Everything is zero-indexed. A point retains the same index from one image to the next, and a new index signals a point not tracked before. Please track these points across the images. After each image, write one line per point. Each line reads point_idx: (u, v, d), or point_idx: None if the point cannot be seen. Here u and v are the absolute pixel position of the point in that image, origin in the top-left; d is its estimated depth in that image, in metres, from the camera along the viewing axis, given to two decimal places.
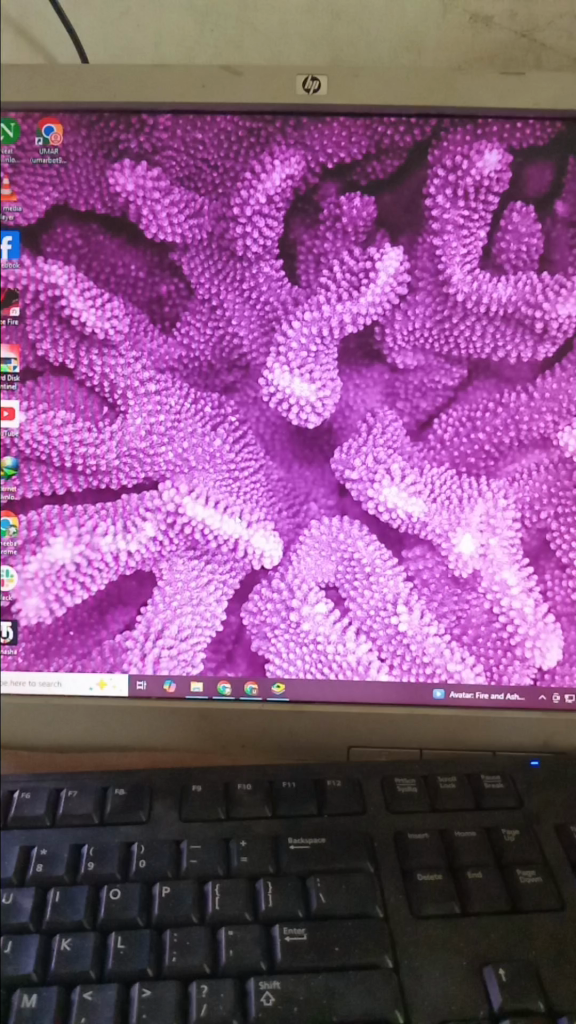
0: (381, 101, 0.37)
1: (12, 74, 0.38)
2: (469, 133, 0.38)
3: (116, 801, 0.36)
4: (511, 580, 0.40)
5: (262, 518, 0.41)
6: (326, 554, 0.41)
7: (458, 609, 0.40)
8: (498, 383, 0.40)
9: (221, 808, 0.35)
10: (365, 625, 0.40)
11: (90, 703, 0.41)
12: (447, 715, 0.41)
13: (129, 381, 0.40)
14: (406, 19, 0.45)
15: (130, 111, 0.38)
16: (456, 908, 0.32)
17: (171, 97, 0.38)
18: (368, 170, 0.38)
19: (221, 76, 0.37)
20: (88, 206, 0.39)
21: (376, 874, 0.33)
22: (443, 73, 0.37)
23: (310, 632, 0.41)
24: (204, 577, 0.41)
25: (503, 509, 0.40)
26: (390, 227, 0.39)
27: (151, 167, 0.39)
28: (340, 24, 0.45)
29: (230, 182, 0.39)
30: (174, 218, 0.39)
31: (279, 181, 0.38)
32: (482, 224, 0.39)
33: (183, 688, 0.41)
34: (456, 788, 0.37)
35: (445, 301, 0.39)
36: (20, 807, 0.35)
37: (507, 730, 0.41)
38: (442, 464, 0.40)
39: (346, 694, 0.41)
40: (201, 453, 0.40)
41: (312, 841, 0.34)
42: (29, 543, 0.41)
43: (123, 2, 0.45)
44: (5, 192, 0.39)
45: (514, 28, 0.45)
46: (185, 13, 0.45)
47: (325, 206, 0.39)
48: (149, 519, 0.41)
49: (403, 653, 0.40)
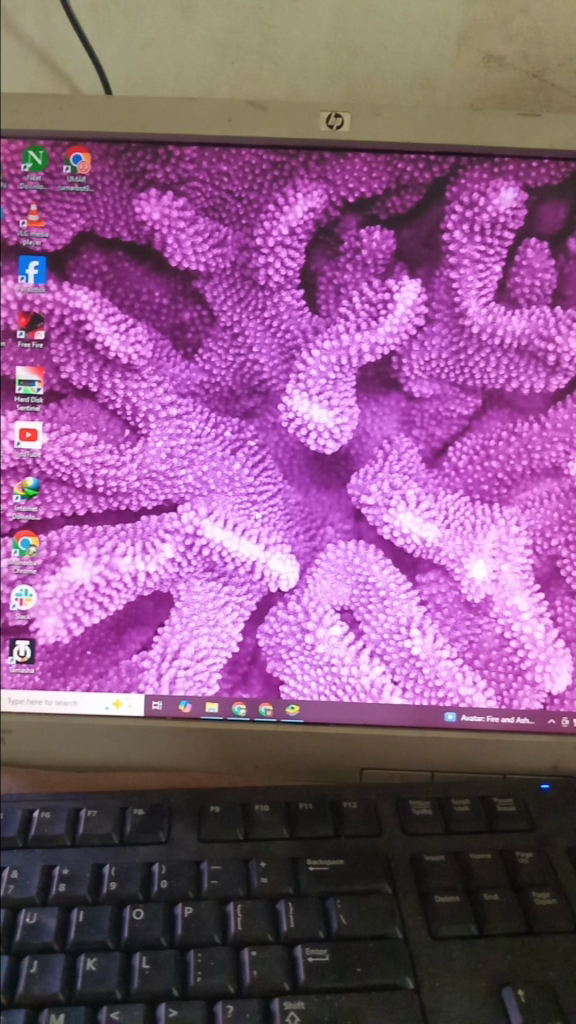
0: (403, 138, 0.38)
1: (43, 104, 0.39)
2: (486, 171, 0.39)
3: (135, 822, 0.36)
4: (523, 605, 0.41)
5: (280, 541, 0.41)
6: (342, 577, 0.41)
7: (470, 633, 0.41)
8: (511, 413, 0.40)
9: (239, 829, 0.36)
10: (379, 647, 0.41)
11: (105, 724, 0.41)
12: (459, 738, 0.41)
13: (151, 405, 0.41)
14: (422, 57, 0.46)
15: (157, 143, 0.39)
16: (473, 930, 0.32)
17: (199, 130, 0.39)
18: (388, 204, 0.39)
19: (248, 110, 0.38)
20: (114, 234, 0.40)
21: (394, 896, 0.34)
22: (462, 114, 0.38)
23: (325, 655, 0.41)
24: (221, 599, 0.41)
25: (515, 536, 0.41)
26: (408, 260, 0.40)
27: (176, 197, 0.39)
28: (358, 61, 0.46)
29: (253, 213, 0.39)
30: (198, 247, 0.40)
31: (302, 213, 0.39)
32: (498, 259, 0.40)
33: (198, 709, 0.41)
34: (470, 810, 0.38)
35: (461, 332, 0.40)
36: (41, 827, 0.36)
37: (518, 753, 0.41)
38: (456, 491, 0.41)
39: (359, 716, 0.41)
40: (221, 477, 0.41)
41: (330, 861, 0.35)
42: (49, 562, 0.41)
43: (146, 33, 0.46)
44: (33, 218, 0.40)
45: (526, 69, 0.46)
46: (206, 47, 0.46)
47: (345, 239, 0.40)
48: (167, 541, 0.41)
49: (416, 676, 0.41)
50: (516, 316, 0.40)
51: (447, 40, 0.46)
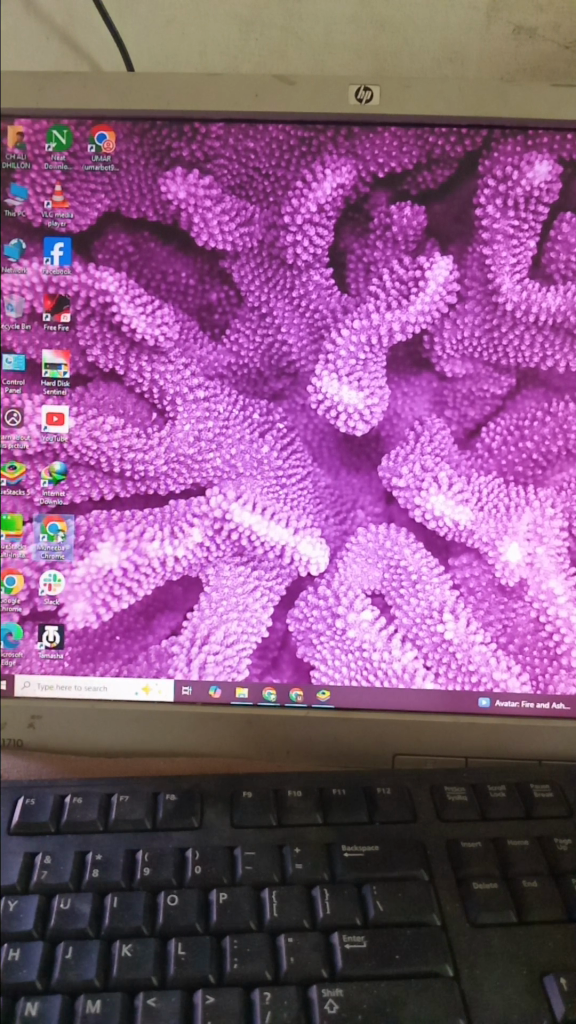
0: (435, 109, 0.37)
1: (66, 81, 0.38)
2: (520, 144, 0.38)
3: (168, 807, 0.36)
4: (557, 589, 0.40)
5: (309, 525, 0.41)
6: (373, 561, 0.41)
7: (504, 616, 0.40)
8: (546, 392, 0.40)
9: (273, 814, 0.36)
10: (411, 632, 0.40)
11: (135, 709, 0.41)
12: (493, 724, 0.41)
13: (178, 388, 0.40)
14: (450, 29, 0.45)
15: (183, 120, 0.38)
16: (513, 917, 0.32)
17: (224, 106, 0.38)
18: (419, 179, 0.38)
19: (275, 85, 0.37)
20: (139, 214, 0.39)
21: (431, 883, 0.33)
22: (495, 85, 0.37)
23: (357, 640, 0.41)
24: (251, 583, 0.41)
25: (550, 518, 0.40)
26: (440, 236, 0.39)
27: (202, 176, 0.39)
28: (385, 34, 0.45)
29: (281, 190, 0.39)
30: (225, 226, 0.39)
31: (330, 190, 0.39)
32: (532, 234, 0.39)
33: (228, 695, 0.41)
34: (506, 797, 0.37)
35: (495, 309, 0.39)
36: (72, 813, 0.36)
37: (553, 738, 0.41)
38: (490, 471, 0.40)
39: (392, 702, 0.41)
40: (249, 461, 0.40)
41: (366, 847, 0.35)
42: (77, 548, 0.41)
43: (169, 10, 0.46)
44: (58, 198, 0.39)
45: (557, 40, 0.45)
46: (230, 22, 0.46)
47: (375, 215, 0.39)
48: (196, 526, 0.41)
49: (449, 661, 0.40)
50: (551, 291, 0.39)
51: (476, 12, 0.45)
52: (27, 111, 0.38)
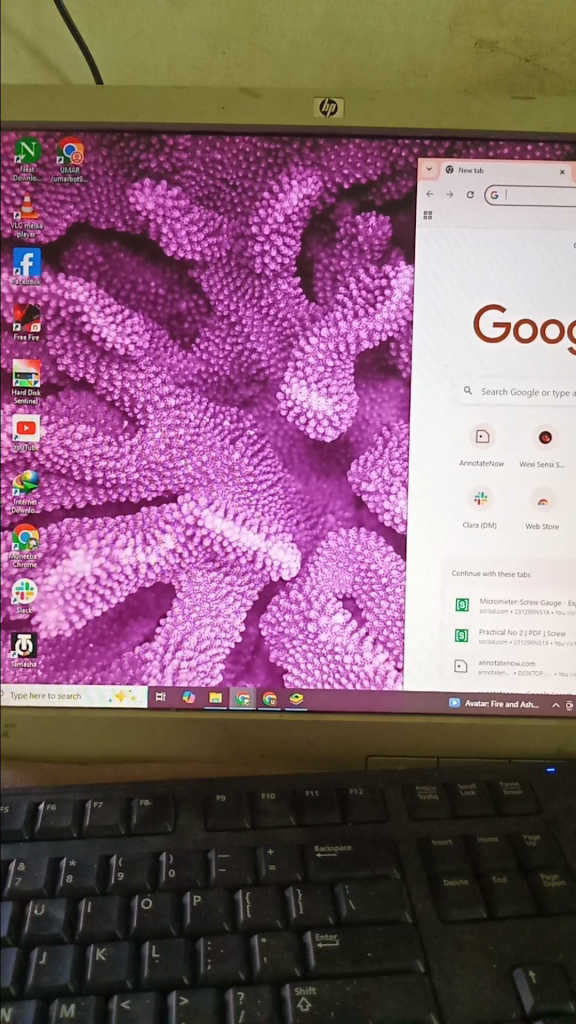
0: (398, 121, 0.38)
1: (34, 94, 0.38)
2: (481, 154, 0.39)
3: (142, 811, 0.37)
4: (526, 589, 0.40)
5: (279, 529, 0.41)
6: (345, 564, 0.41)
7: (474, 619, 0.41)
8: (513, 393, 0.40)
9: (247, 817, 0.36)
10: (383, 634, 0.41)
11: (108, 716, 0.41)
12: (464, 725, 0.41)
13: (149, 397, 0.41)
14: (414, 43, 0.46)
15: (150, 131, 0.39)
16: (482, 912, 0.32)
17: (191, 119, 0.38)
18: (384, 190, 0.39)
19: (241, 98, 0.38)
20: (108, 224, 0.40)
21: (402, 881, 0.34)
22: (456, 97, 0.38)
23: (329, 643, 0.41)
24: (222, 588, 0.41)
25: (519, 519, 0.40)
26: (405, 245, 0.39)
27: (170, 186, 0.39)
28: (350, 48, 0.46)
29: (248, 201, 0.39)
30: (193, 236, 0.40)
31: (297, 200, 0.39)
32: (492, 241, 0.39)
33: (202, 699, 0.41)
34: (476, 795, 0.38)
35: (460, 316, 0.39)
36: (47, 819, 0.36)
37: (524, 737, 0.41)
38: (457, 477, 0.40)
39: (365, 704, 0.41)
40: (219, 468, 0.41)
41: (338, 847, 0.35)
42: (50, 556, 0.41)
43: (137, 24, 0.46)
44: (27, 210, 0.39)
45: (518, 54, 0.46)
46: (197, 36, 0.46)
47: (341, 226, 0.39)
48: (168, 533, 0.41)
49: (420, 663, 0.41)
50: (514, 294, 0.39)
51: (439, 26, 0.46)
52: None
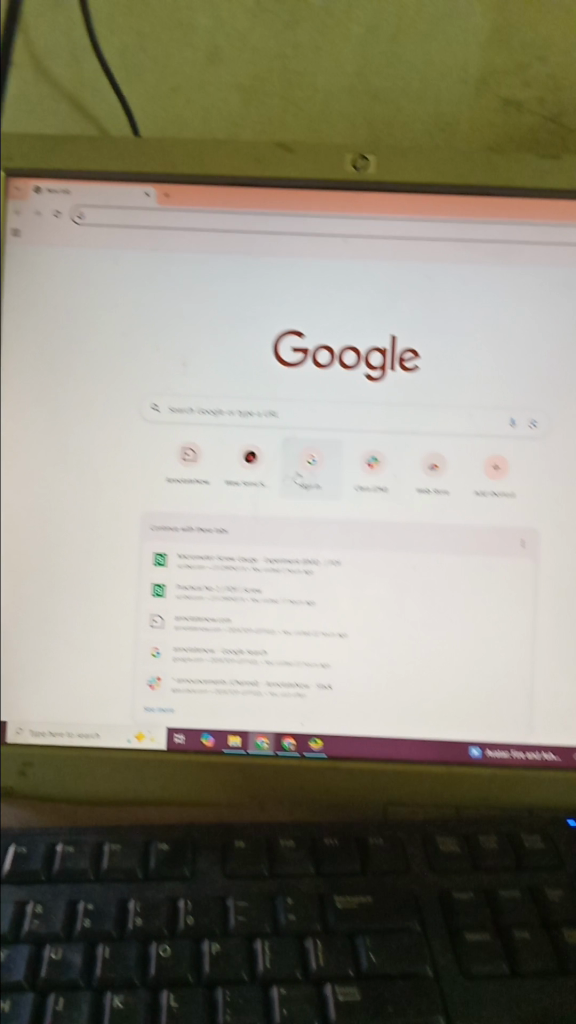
0: (428, 177, 0.39)
1: (75, 144, 0.40)
2: (507, 210, 0.40)
3: (160, 855, 0.36)
4: (551, 635, 0.40)
5: (303, 570, 0.40)
6: (370, 608, 0.40)
7: (498, 665, 0.40)
8: (539, 440, 0.40)
9: (265, 864, 0.36)
10: (406, 680, 0.40)
11: (126, 757, 0.41)
12: (485, 776, 0.40)
13: (176, 435, 0.40)
14: (441, 101, 0.47)
15: (187, 182, 0.40)
16: (505, 969, 0.32)
17: (227, 169, 0.39)
18: (412, 243, 0.40)
19: (276, 152, 0.39)
20: (143, 269, 0.40)
21: (423, 935, 0.34)
22: (484, 156, 0.39)
23: (349, 689, 0.40)
24: (241, 629, 0.40)
25: (544, 565, 0.40)
26: (432, 297, 0.40)
27: (204, 234, 0.40)
28: (379, 106, 0.48)
29: (280, 250, 0.40)
30: (225, 282, 0.40)
31: (328, 251, 0.40)
32: (517, 292, 0.40)
33: (221, 742, 0.41)
34: (497, 847, 0.38)
35: (484, 365, 0.40)
36: (64, 860, 0.36)
37: (546, 789, 0.40)
38: (482, 523, 0.40)
39: (386, 752, 0.40)
40: (242, 507, 0.40)
41: (359, 899, 0.35)
42: (72, 593, 0.41)
43: (174, 79, 0.48)
44: (64, 254, 0.40)
45: (543, 113, 0.47)
46: (232, 92, 0.48)
47: (370, 276, 0.40)
48: (191, 571, 0.40)
49: (442, 711, 0.40)
50: (540, 343, 0.40)
51: (466, 86, 0.47)
52: (36, 170, 0.40)
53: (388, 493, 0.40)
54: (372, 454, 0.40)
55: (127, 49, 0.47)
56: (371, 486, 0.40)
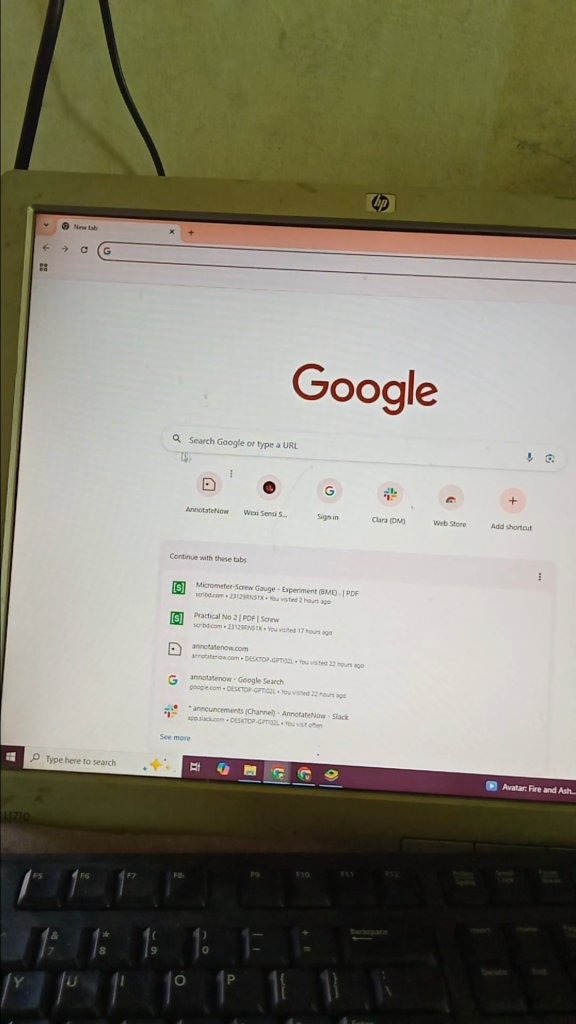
0: (446, 217, 0.40)
1: (104, 182, 0.41)
2: (524, 250, 0.41)
3: (175, 884, 0.36)
4: (568, 668, 0.40)
5: (320, 600, 0.41)
6: (386, 638, 0.40)
7: (514, 698, 0.40)
8: (555, 474, 0.40)
9: (280, 896, 0.36)
10: (422, 711, 0.40)
11: (142, 785, 0.41)
12: (501, 810, 0.40)
13: (197, 466, 0.41)
14: (459, 142, 0.48)
15: (211, 220, 0.41)
16: (522, 1005, 0.32)
17: (250, 209, 0.41)
18: (430, 281, 0.41)
19: (298, 192, 0.40)
20: (167, 304, 0.41)
21: (440, 970, 0.34)
22: (502, 197, 0.40)
23: (365, 720, 0.40)
24: (259, 658, 0.41)
25: (560, 598, 0.40)
26: (449, 332, 0.41)
27: (228, 270, 0.41)
28: (398, 147, 0.49)
29: (300, 286, 0.41)
30: (246, 316, 0.41)
31: (347, 287, 0.41)
32: (533, 329, 0.41)
33: (237, 772, 0.41)
34: (514, 882, 0.37)
35: (501, 400, 0.41)
36: (81, 887, 0.36)
37: (563, 824, 0.40)
38: (499, 555, 0.40)
39: (402, 784, 0.40)
40: (261, 537, 0.41)
41: (374, 932, 0.35)
42: (92, 620, 0.41)
43: (199, 120, 0.49)
44: (90, 288, 0.41)
45: (559, 155, 0.48)
46: (254, 133, 0.49)
47: (389, 312, 0.41)
48: (209, 599, 0.41)
49: (458, 743, 0.40)
50: (556, 379, 0.40)
51: (483, 129, 0.48)
52: (65, 208, 0.41)
53: (405, 524, 0.41)
54: (390, 486, 0.41)
55: (153, 92, 0.49)
56: (389, 517, 0.41)
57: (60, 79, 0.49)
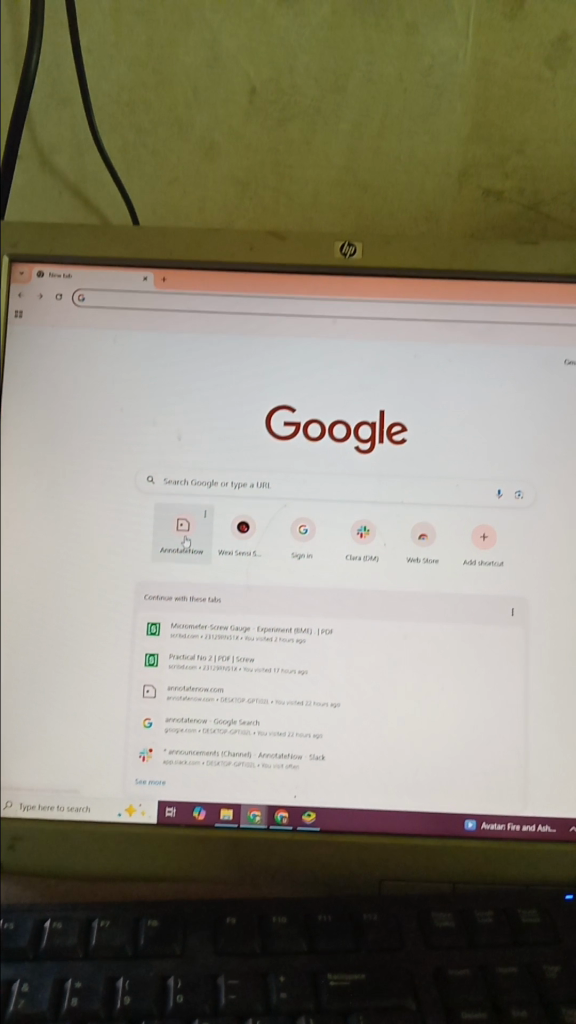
0: (412, 261, 0.41)
1: (78, 231, 0.42)
2: (488, 292, 0.42)
3: (150, 932, 0.36)
4: (542, 704, 0.40)
5: (295, 639, 0.41)
6: (362, 677, 0.40)
7: (491, 734, 0.40)
8: (525, 509, 0.41)
9: (257, 941, 0.35)
10: (399, 750, 0.40)
11: (117, 831, 0.40)
12: (480, 850, 0.40)
13: (171, 507, 0.41)
14: (426, 191, 0.50)
15: (183, 266, 0.42)
16: None
17: (222, 255, 0.42)
18: (399, 323, 0.42)
19: (268, 239, 0.42)
20: (141, 349, 0.42)
21: (419, 1013, 0.33)
22: (465, 243, 0.41)
23: (342, 760, 0.40)
24: (234, 700, 0.40)
25: (533, 632, 0.40)
26: (419, 373, 0.42)
27: (200, 315, 0.42)
28: (367, 196, 0.50)
29: (271, 330, 0.42)
30: (219, 359, 0.42)
31: (318, 330, 0.42)
32: (500, 368, 0.41)
33: (213, 816, 0.40)
34: (494, 923, 0.37)
35: (470, 438, 0.41)
36: (53, 937, 0.35)
37: (543, 863, 0.40)
38: (472, 592, 0.41)
39: (380, 825, 0.40)
40: (235, 576, 0.41)
41: (352, 977, 0.34)
42: (66, 663, 0.41)
43: (173, 173, 0.50)
44: (65, 333, 0.42)
45: (522, 202, 0.49)
46: (227, 184, 0.50)
47: (359, 354, 0.42)
48: (184, 639, 0.41)
49: (436, 782, 0.40)
50: (523, 417, 0.41)
51: (448, 179, 0.50)
52: (40, 256, 0.42)
53: (378, 561, 0.41)
54: (363, 523, 0.41)
55: (128, 146, 0.50)
56: (362, 555, 0.41)
57: (36, 133, 0.50)
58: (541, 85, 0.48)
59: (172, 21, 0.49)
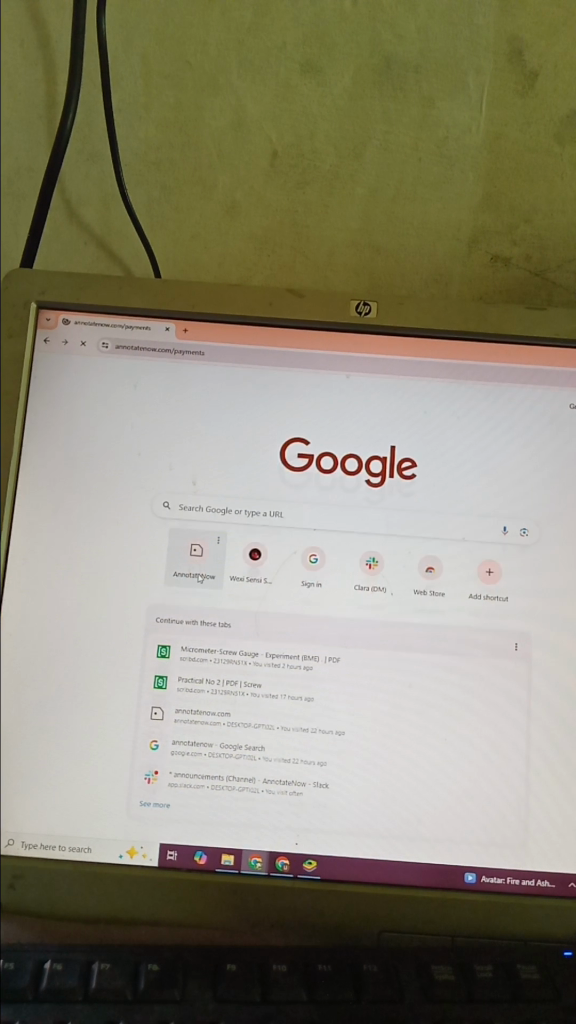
0: (423, 320, 0.43)
1: (105, 283, 0.43)
2: (497, 353, 0.43)
3: (150, 976, 0.36)
4: (543, 756, 0.40)
5: (302, 666, 0.41)
6: (366, 724, 0.41)
7: (493, 786, 0.40)
8: (530, 564, 0.42)
9: (256, 989, 0.37)
10: (400, 798, 0.40)
11: (118, 872, 0.40)
12: (477, 904, 0.40)
13: (183, 550, 0.42)
14: (437, 254, 0.52)
15: (203, 319, 0.44)
16: None
17: (242, 309, 0.43)
18: (410, 381, 0.43)
19: (286, 296, 0.43)
20: (161, 397, 0.43)
21: None
22: (476, 306, 0.43)
23: (344, 807, 0.40)
24: (240, 726, 0.41)
25: (536, 684, 0.41)
26: (429, 429, 0.43)
27: (219, 366, 0.43)
28: (380, 257, 0.52)
29: (287, 383, 0.43)
30: (235, 409, 0.43)
31: (331, 384, 0.43)
32: (507, 427, 0.43)
33: (214, 861, 0.40)
34: (493, 976, 0.39)
35: (477, 492, 0.42)
36: (53, 979, 0.36)
37: (540, 918, 0.40)
38: (477, 646, 0.41)
39: (379, 875, 0.40)
40: (244, 620, 0.42)
41: None
42: (74, 700, 0.41)
43: (195, 227, 0.52)
44: (88, 378, 0.43)
45: (530, 269, 0.51)
46: (246, 241, 0.52)
47: (371, 409, 0.43)
48: (191, 681, 0.41)
49: (437, 833, 0.40)
50: (529, 474, 0.42)
51: (459, 244, 0.51)
52: (67, 305, 0.43)
53: (384, 610, 0.42)
54: (372, 556, 0.42)
55: (153, 201, 0.52)
56: (370, 588, 0.42)
57: (65, 186, 0.52)
58: (550, 158, 0.50)
59: (199, 87, 0.51)
